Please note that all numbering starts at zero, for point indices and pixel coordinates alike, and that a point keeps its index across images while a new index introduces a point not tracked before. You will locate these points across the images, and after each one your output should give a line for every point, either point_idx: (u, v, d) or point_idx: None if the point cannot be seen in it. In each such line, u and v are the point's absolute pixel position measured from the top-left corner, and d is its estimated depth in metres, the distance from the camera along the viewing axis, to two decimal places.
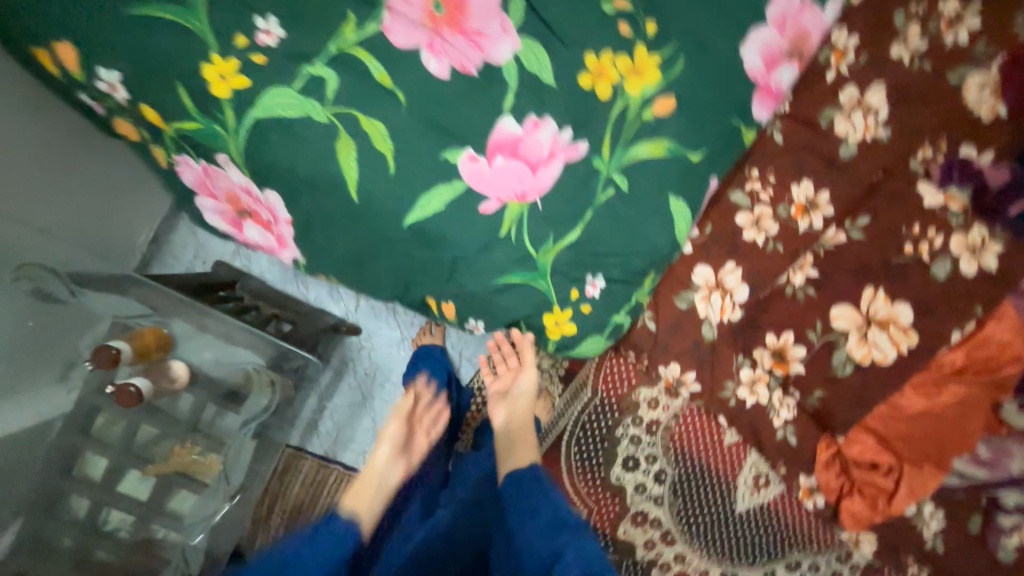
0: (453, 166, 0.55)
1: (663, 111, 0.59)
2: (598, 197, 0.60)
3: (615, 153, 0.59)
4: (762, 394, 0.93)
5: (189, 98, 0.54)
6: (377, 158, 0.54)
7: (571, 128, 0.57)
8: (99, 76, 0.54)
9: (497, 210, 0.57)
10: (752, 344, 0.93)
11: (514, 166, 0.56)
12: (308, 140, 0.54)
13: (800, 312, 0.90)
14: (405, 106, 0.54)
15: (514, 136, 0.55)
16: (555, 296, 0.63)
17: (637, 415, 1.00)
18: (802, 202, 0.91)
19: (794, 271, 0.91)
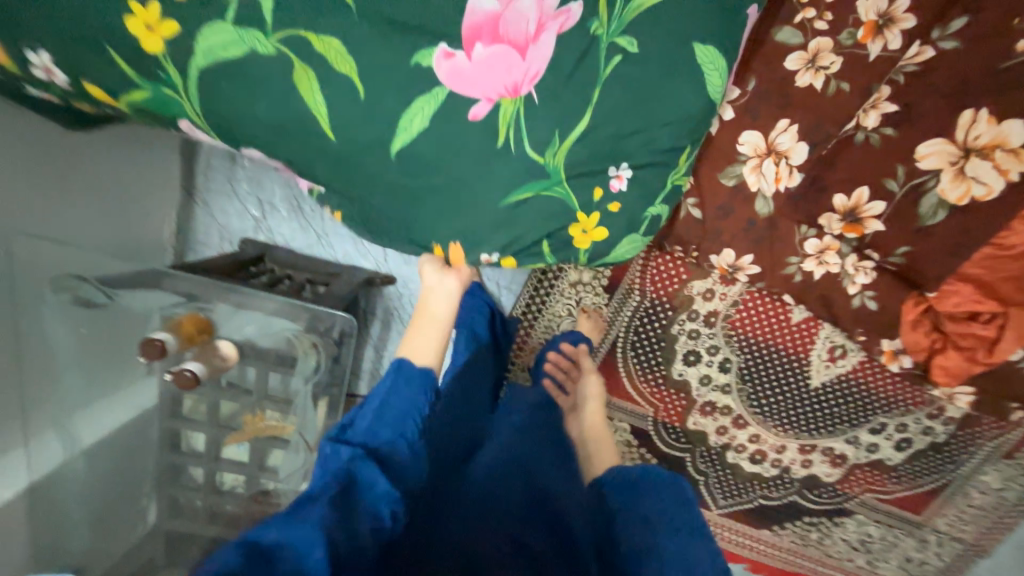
0: (428, 70, 0.49)
1: None
2: (605, 72, 0.52)
3: (614, 12, 0.51)
4: (833, 263, 0.84)
5: (125, 63, 0.51)
6: (341, 81, 0.49)
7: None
8: (32, 61, 0.53)
9: (489, 112, 0.51)
10: (818, 210, 0.81)
11: (498, 52, 0.48)
12: (264, 78, 0.50)
13: (875, 160, 0.76)
14: (360, 18, 0.48)
15: (492, 16, 0.48)
16: (579, 202, 0.56)
17: (692, 309, 0.95)
18: (872, 20, 0.73)
19: (866, 112, 0.76)
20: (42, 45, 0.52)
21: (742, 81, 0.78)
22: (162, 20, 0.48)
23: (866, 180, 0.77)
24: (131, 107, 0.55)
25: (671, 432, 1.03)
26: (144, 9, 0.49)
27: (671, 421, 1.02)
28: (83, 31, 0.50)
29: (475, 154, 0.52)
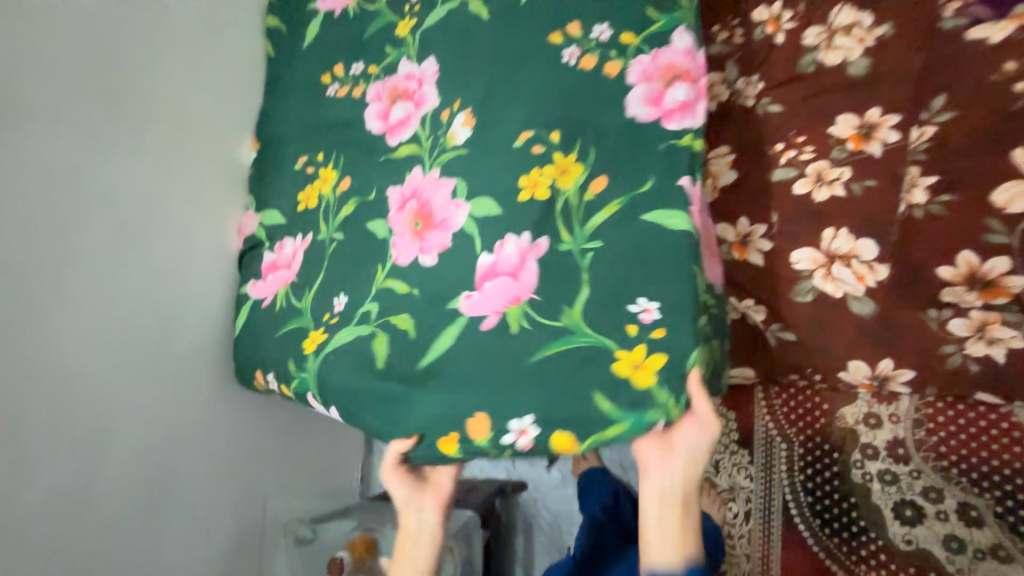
0: (456, 309, 0.66)
1: (600, 187, 0.65)
2: (583, 266, 0.63)
3: (576, 233, 0.64)
4: (1008, 337, 0.69)
5: (291, 362, 0.79)
6: (405, 336, 0.69)
7: (531, 231, 0.64)
8: (268, 378, 0.84)
9: (497, 321, 0.64)
10: (931, 290, 0.73)
11: (500, 281, 0.64)
12: (361, 349, 0.71)
13: (956, 225, 0.71)
14: (417, 292, 0.69)
15: (489, 262, 0.65)
16: (615, 339, 0.60)
17: (865, 445, 0.78)
18: (854, 132, 0.82)
19: (909, 191, 0.76)
20: (270, 368, 0.83)
21: (762, 218, 0.86)
22: (319, 333, 0.77)
23: (962, 243, 0.71)
24: (292, 394, 0.80)
25: None
26: (315, 330, 0.78)
27: None
28: (284, 349, 0.81)
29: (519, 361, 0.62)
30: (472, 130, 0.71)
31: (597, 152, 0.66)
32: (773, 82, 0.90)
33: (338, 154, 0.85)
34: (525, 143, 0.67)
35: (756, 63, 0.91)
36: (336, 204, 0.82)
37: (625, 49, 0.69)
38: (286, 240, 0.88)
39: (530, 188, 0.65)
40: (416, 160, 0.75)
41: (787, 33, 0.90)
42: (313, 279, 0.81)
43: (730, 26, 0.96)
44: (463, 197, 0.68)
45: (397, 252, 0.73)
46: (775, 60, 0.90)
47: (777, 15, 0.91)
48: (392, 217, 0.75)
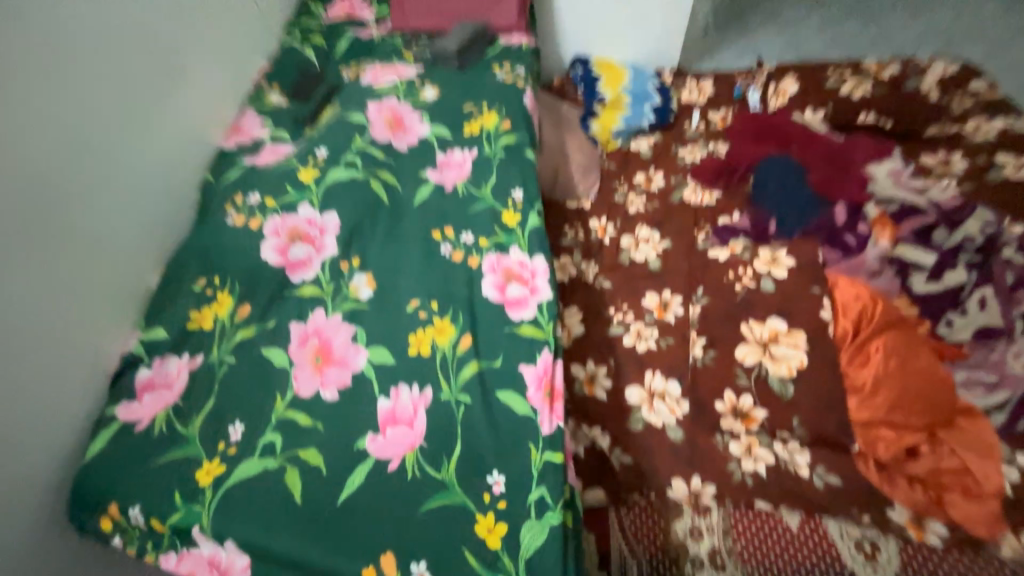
0: (363, 450, 0.70)
1: (467, 345, 0.77)
2: (458, 417, 0.72)
3: (453, 383, 0.74)
4: (764, 455, 0.96)
5: (181, 497, 0.68)
6: (313, 476, 0.68)
7: (419, 382, 0.74)
8: (133, 511, 0.69)
9: (399, 464, 0.68)
10: (715, 420, 1.00)
11: (399, 430, 0.71)
12: (268, 486, 0.68)
13: (720, 373, 1.03)
14: (322, 428, 0.71)
15: (388, 409, 0.72)
16: (474, 503, 0.66)
17: (694, 557, 0.92)
18: (657, 305, 1.18)
19: (692, 347, 1.09)
20: (139, 501, 0.69)
21: (603, 361, 1.12)
22: (218, 466, 0.69)
23: (725, 385, 1.02)
24: (172, 530, 0.67)
25: None
26: (212, 460, 0.70)
27: None
28: (167, 481, 0.69)
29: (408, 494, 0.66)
30: (373, 291, 0.84)
31: (466, 317, 0.80)
32: (605, 267, 1.27)
33: (232, 279, 0.85)
34: (414, 310, 0.82)
35: (593, 254, 1.30)
36: (233, 329, 0.81)
37: (482, 250, 0.90)
38: (167, 354, 0.80)
39: (418, 346, 0.78)
40: (319, 303, 0.82)
41: (611, 237, 1.32)
42: (204, 401, 0.75)
43: (576, 227, 1.36)
44: (362, 342, 0.78)
45: (298, 386, 0.75)
46: (604, 253, 1.30)
47: (604, 225, 1.35)
48: (291, 350, 0.78)
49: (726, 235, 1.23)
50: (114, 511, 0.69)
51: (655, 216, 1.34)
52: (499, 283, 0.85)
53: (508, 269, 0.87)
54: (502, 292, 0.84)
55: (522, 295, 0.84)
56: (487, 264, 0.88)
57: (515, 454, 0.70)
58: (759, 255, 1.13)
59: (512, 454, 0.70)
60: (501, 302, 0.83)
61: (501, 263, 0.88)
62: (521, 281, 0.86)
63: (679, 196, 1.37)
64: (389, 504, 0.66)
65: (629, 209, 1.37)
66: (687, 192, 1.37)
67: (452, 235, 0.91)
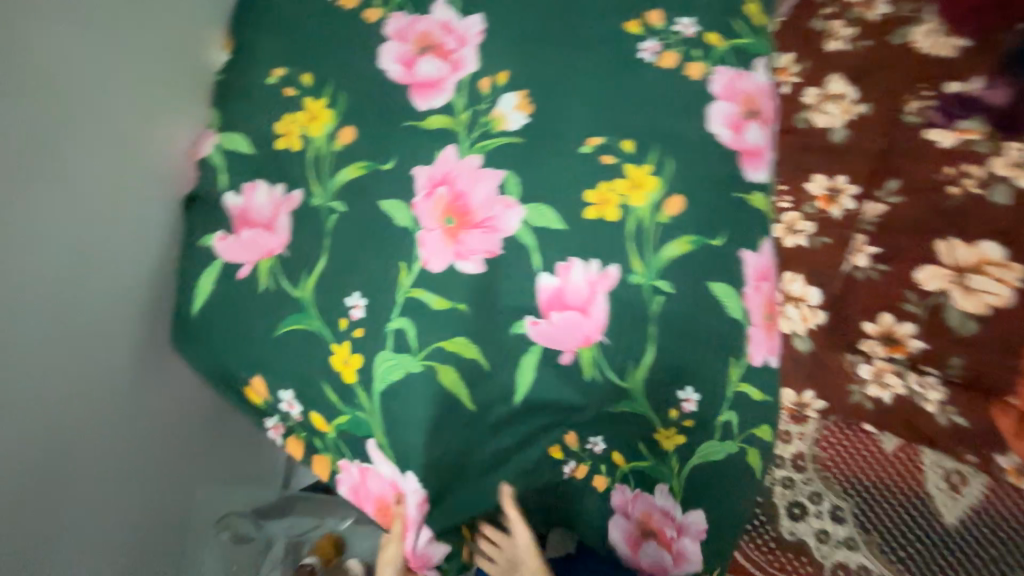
0: (522, 336, 0.56)
1: (675, 210, 0.59)
2: (652, 310, 0.57)
3: (648, 262, 0.58)
4: (896, 386, 0.71)
5: (332, 391, 0.61)
6: (469, 367, 0.56)
7: (599, 258, 0.57)
8: (280, 397, 0.65)
9: (573, 359, 0.56)
10: (852, 339, 0.75)
11: (570, 317, 0.56)
12: (417, 388, 0.56)
13: (881, 292, 0.74)
14: (470, 311, 0.56)
15: (555, 288, 0.56)
16: (658, 417, 0.57)
17: (776, 455, 0.79)
18: (823, 192, 0.84)
19: (854, 254, 0.77)
20: (286, 384, 0.64)
21: None
22: (354, 355, 0.59)
23: (881, 304, 0.74)
24: (337, 431, 0.62)
25: None
26: (340, 345, 0.60)
27: None
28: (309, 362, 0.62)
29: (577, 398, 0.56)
30: (529, 117, 0.60)
31: (677, 162, 0.60)
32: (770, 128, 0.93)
33: (331, 84, 0.65)
34: (592, 149, 0.60)
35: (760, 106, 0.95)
36: (333, 161, 0.63)
37: (710, 50, 0.65)
38: (256, 181, 0.66)
39: (598, 205, 0.58)
40: (450, 138, 0.61)
41: (791, 85, 0.94)
42: (313, 261, 0.62)
43: None
44: (515, 197, 0.58)
45: (426, 255, 0.58)
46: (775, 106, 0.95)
47: (785, 66, 0.98)
48: (416, 204, 0.59)
49: (955, 108, 0.78)
50: (256, 388, 0.66)
51: (859, 60, 0.90)
52: (734, 113, 0.63)
53: (749, 97, 0.64)
54: (739, 132, 0.62)
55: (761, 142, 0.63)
56: (722, 79, 0.64)
57: (712, 363, 0.58)
58: (1005, 149, 0.72)
59: (708, 378, 0.58)
60: (738, 144, 0.62)
61: (741, 84, 0.64)
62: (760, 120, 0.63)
63: (904, 36, 0.87)
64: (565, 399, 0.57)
65: (824, 46, 0.94)
66: (919, 32, 0.87)
67: (660, 28, 0.65)
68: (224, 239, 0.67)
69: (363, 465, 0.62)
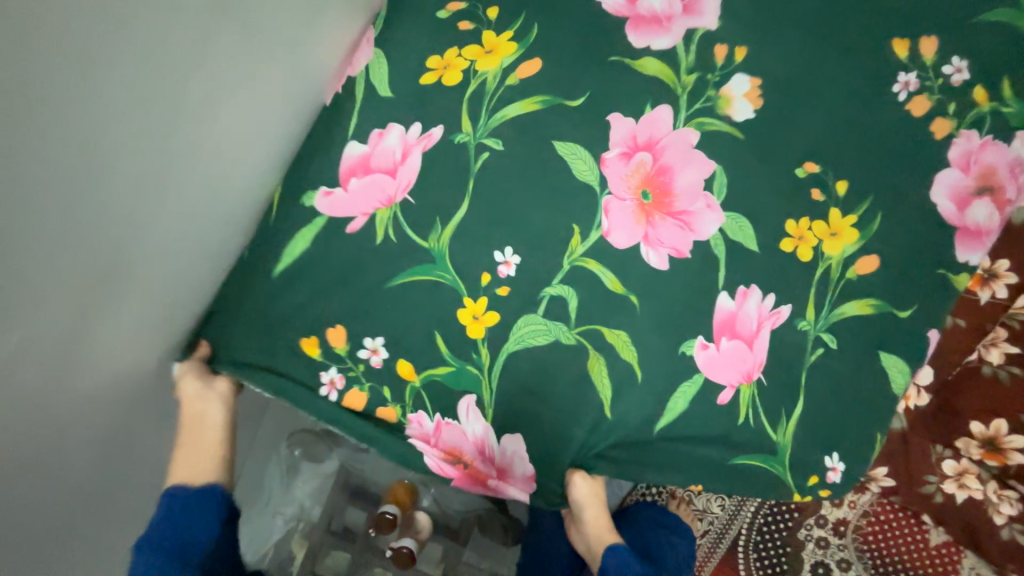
0: (688, 360, 0.50)
1: (865, 271, 0.51)
2: (807, 359, 0.51)
3: (821, 314, 0.51)
4: (975, 488, 0.81)
5: (443, 343, 0.52)
6: (624, 369, 0.50)
7: (776, 295, 0.51)
8: (361, 345, 0.53)
9: (732, 397, 0.50)
10: (954, 433, 0.82)
11: (735, 347, 0.50)
12: (558, 367, 0.51)
13: (1005, 395, 0.80)
14: (639, 311, 0.50)
15: (729, 313, 0.50)
16: (795, 479, 0.52)
17: (820, 514, 0.91)
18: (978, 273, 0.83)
19: (987, 348, 0.82)
20: (371, 330, 0.53)
21: None
22: (490, 312, 0.52)
23: (1003, 412, 0.80)
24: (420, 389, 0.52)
25: None
26: (472, 300, 0.52)
27: None
28: (427, 306, 0.53)
29: (721, 435, 0.50)
30: (756, 112, 0.52)
31: (881, 227, 0.51)
32: None
33: (526, 15, 0.56)
34: (805, 176, 0.51)
35: None
36: (497, 96, 0.54)
37: (965, 109, 0.51)
38: (387, 125, 0.56)
39: (795, 239, 0.51)
40: (665, 105, 0.52)
41: None
42: (451, 208, 0.53)
43: None
44: (720, 199, 0.51)
45: (608, 225, 0.51)
46: None
47: None
48: (608, 161, 0.52)
49: None
50: (330, 337, 0.53)
51: None
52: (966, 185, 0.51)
53: (988, 171, 0.51)
54: (965, 207, 0.51)
55: (987, 223, 0.51)
56: (959, 148, 0.51)
57: (863, 433, 0.53)
58: None
59: (857, 450, 0.52)
60: (957, 222, 0.51)
61: (982, 158, 0.50)
62: (997, 198, 0.51)
63: None
64: (707, 431, 0.50)
65: None
66: None
67: (927, 63, 0.52)
68: (327, 190, 0.55)
69: (441, 419, 0.52)
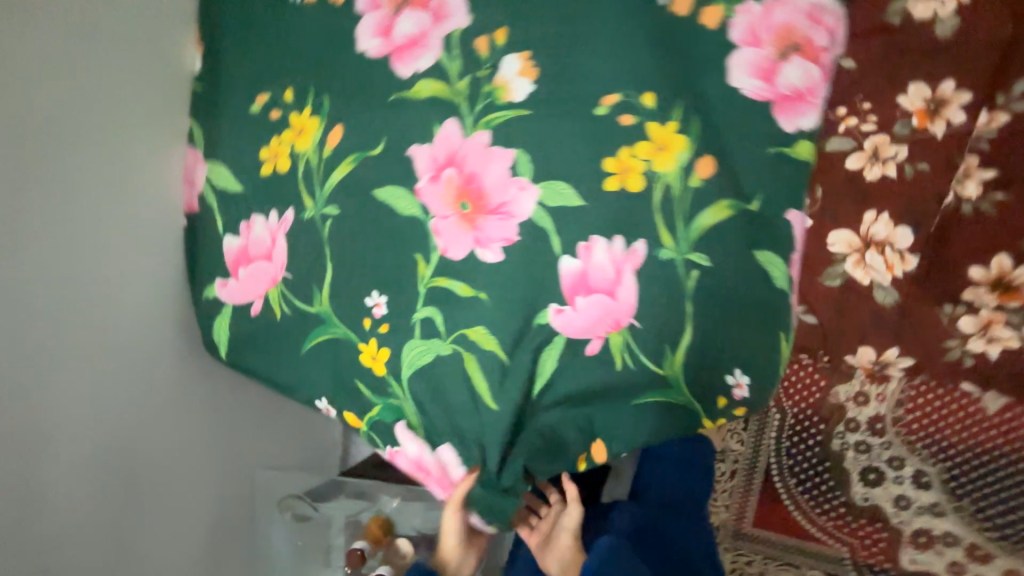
0: (546, 327, 0.50)
1: (708, 173, 0.46)
2: (687, 287, 0.47)
3: (679, 236, 0.47)
4: (1006, 338, 0.73)
5: (365, 387, 0.57)
6: (494, 359, 0.50)
7: (623, 235, 0.48)
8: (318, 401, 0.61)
9: (602, 347, 0.50)
10: (955, 287, 0.74)
11: (596, 301, 0.49)
12: (444, 379, 0.52)
13: (999, 225, 0.71)
14: (490, 302, 0.50)
15: (578, 272, 0.49)
16: (703, 406, 0.51)
17: (850, 419, 0.85)
18: (921, 106, 0.76)
19: (961, 183, 0.73)
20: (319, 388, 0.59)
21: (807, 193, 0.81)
22: (381, 349, 0.55)
23: (1000, 246, 0.71)
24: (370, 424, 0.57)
25: None
26: (367, 343, 0.56)
27: (880, 565, 0.85)
28: (324, 364, 0.58)
29: (612, 386, 0.51)
30: (535, 84, 0.50)
31: (704, 122, 0.47)
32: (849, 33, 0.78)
33: (312, 89, 0.57)
34: (607, 112, 0.48)
35: None
36: (319, 168, 0.56)
37: None
38: (252, 216, 0.60)
39: (618, 174, 0.48)
40: (451, 111, 0.52)
41: None
42: (319, 273, 0.57)
43: None
44: (529, 177, 0.50)
45: (444, 244, 0.52)
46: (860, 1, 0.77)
47: None
48: (422, 190, 0.53)
49: None
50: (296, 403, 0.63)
51: None
52: (769, 52, 0.48)
53: (786, 30, 0.48)
54: (775, 75, 0.47)
55: (802, 84, 0.47)
56: (744, 21, 0.48)
57: (765, 342, 0.49)
58: None
59: (759, 361, 0.49)
60: (770, 95, 0.47)
61: (771, 21, 0.48)
62: (805, 54, 0.47)
63: None
64: (597, 388, 0.51)
65: None
66: None
67: None
68: (224, 284, 0.62)
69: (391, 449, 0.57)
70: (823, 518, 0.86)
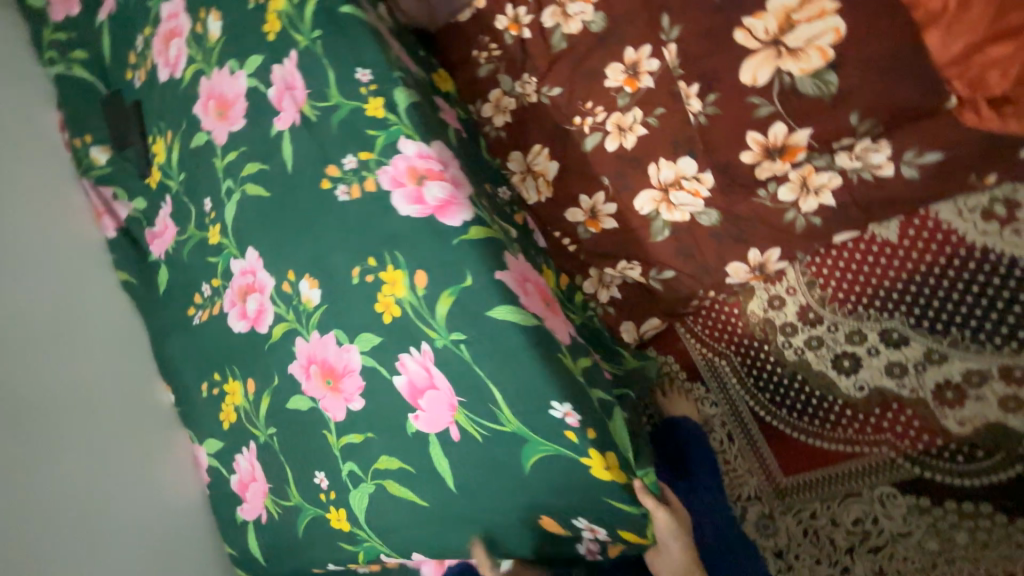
0: (418, 432, 0.67)
1: (425, 282, 0.66)
2: (466, 356, 0.64)
3: (439, 327, 0.65)
4: (828, 182, 0.75)
5: (346, 541, 0.76)
6: (399, 471, 0.69)
7: (412, 343, 0.67)
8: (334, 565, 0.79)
9: (458, 429, 0.64)
10: (751, 177, 0.79)
11: (429, 395, 0.66)
12: (382, 503, 0.70)
13: (736, 113, 0.79)
14: (375, 435, 0.70)
15: (406, 383, 0.67)
16: (564, 447, 0.61)
17: (784, 325, 0.83)
18: (624, 77, 0.88)
19: (687, 104, 0.83)
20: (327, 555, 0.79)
21: (595, 187, 0.90)
22: (339, 510, 0.75)
23: (745, 128, 0.78)
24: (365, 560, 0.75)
25: (943, 458, 0.74)
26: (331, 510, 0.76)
27: (932, 445, 0.74)
28: (317, 537, 0.79)
29: (471, 453, 0.64)
30: (321, 288, 0.74)
31: (406, 256, 0.68)
32: (541, 75, 0.96)
33: (233, 371, 0.88)
34: (359, 277, 0.71)
35: (523, 59, 0.98)
36: (253, 409, 0.84)
37: (371, 165, 0.73)
38: (237, 454, 0.89)
39: (385, 311, 0.69)
40: (294, 332, 0.77)
41: (529, 27, 0.98)
42: (284, 475, 0.81)
43: (485, 46, 1.02)
44: (345, 340, 0.71)
45: (332, 412, 0.74)
46: (534, 54, 0.97)
47: (515, 15, 0.99)
48: (307, 389, 0.76)
49: None
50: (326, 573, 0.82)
51: None
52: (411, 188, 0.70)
53: (412, 171, 0.71)
54: (421, 197, 0.69)
55: (440, 191, 0.69)
56: (387, 177, 0.71)
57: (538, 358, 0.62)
58: None
59: (542, 375, 0.62)
60: (424, 211, 0.68)
61: (401, 171, 0.71)
62: (431, 175, 0.70)
63: None
64: (469, 459, 0.64)
65: None
66: None
67: (339, 173, 0.75)
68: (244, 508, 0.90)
69: None
70: (841, 431, 0.79)
